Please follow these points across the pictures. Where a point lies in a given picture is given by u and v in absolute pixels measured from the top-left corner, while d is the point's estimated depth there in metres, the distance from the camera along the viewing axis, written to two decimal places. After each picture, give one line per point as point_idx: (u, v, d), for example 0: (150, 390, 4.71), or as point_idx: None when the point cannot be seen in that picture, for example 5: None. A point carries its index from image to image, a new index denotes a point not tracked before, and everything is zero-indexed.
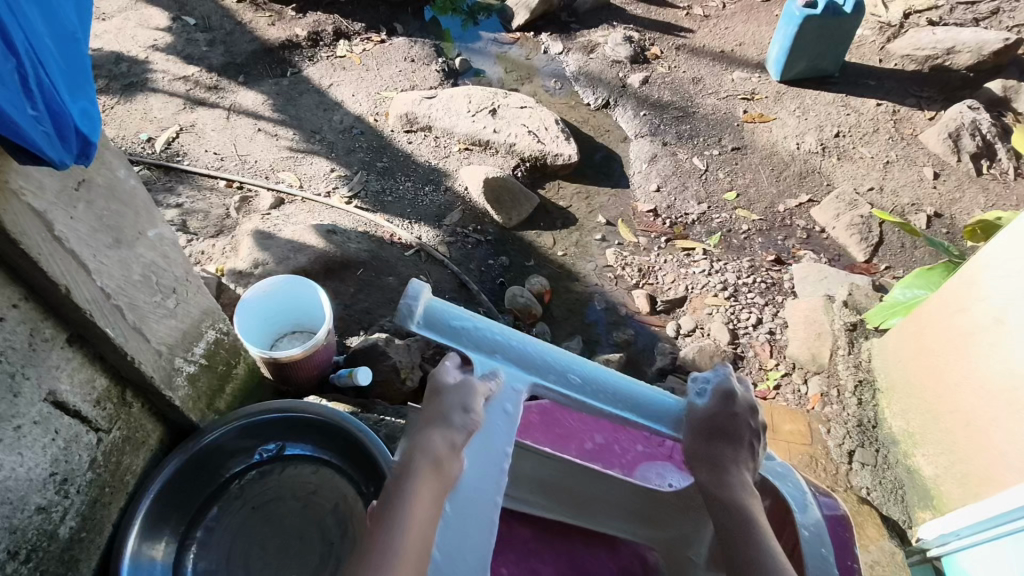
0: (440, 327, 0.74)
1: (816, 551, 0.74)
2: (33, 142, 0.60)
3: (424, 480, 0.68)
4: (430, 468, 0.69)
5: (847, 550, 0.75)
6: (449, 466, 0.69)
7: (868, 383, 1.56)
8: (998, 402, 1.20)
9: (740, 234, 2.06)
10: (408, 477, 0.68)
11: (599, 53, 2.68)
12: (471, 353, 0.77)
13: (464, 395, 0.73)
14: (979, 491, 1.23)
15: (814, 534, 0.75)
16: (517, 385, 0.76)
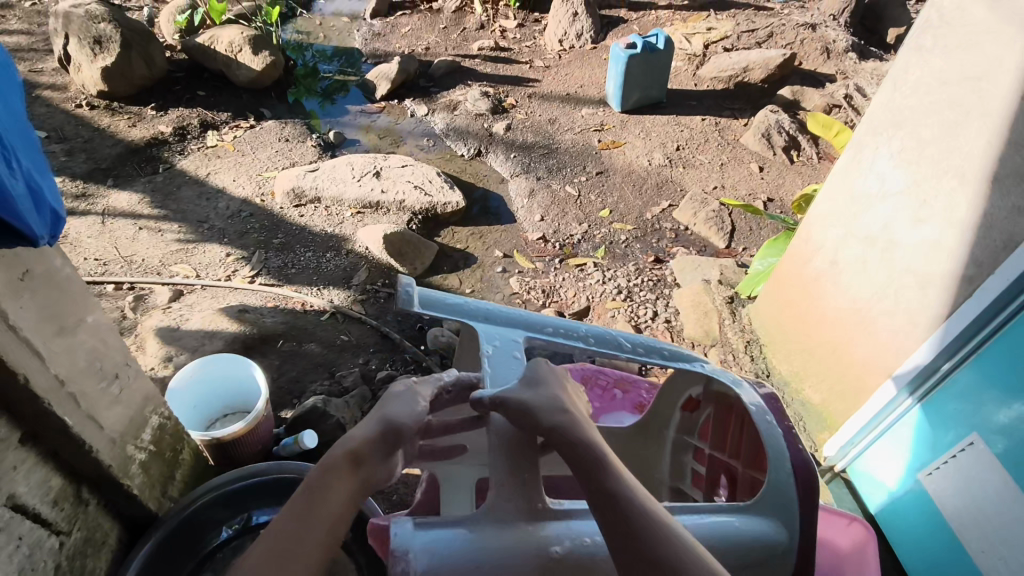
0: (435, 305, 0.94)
1: (764, 419, 0.91)
2: (23, 220, 0.66)
3: (342, 474, 0.78)
4: (352, 460, 0.80)
5: (782, 412, 0.92)
6: (368, 464, 0.81)
7: (754, 342, 1.82)
8: (851, 326, 1.47)
9: (621, 243, 2.32)
10: (330, 468, 0.78)
11: (462, 109, 2.93)
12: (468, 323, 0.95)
13: (405, 403, 0.89)
14: (857, 400, 1.48)
15: (759, 408, 0.92)
16: (513, 337, 0.95)
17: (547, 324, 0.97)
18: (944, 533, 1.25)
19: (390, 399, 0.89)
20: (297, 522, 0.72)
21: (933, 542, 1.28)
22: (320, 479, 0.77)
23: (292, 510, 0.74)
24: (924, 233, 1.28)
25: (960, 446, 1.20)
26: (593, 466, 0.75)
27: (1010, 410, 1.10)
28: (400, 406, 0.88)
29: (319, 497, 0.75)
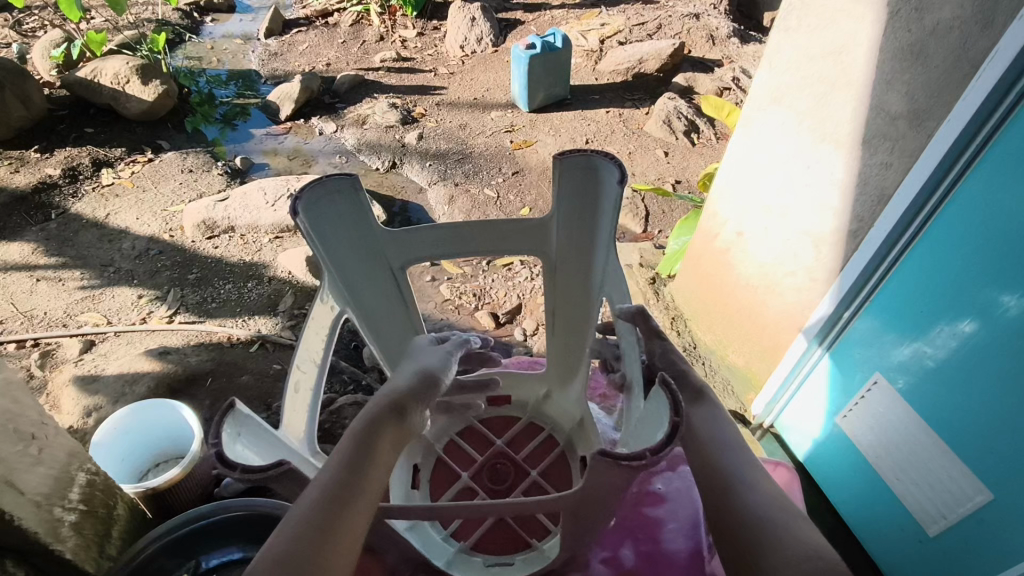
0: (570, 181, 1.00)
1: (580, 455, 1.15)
2: None
3: (388, 427, 0.80)
4: (393, 413, 0.82)
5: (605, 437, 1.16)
6: (406, 416, 0.83)
7: (679, 317, 1.91)
8: (762, 290, 1.58)
9: None
10: (375, 423, 0.79)
11: (371, 123, 2.91)
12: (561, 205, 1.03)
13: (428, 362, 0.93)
14: (775, 357, 1.59)
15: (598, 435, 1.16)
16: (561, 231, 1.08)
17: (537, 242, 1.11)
18: (865, 467, 1.38)
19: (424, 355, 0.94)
20: (357, 464, 0.74)
21: (856, 477, 1.41)
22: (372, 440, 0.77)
23: (344, 469, 0.72)
24: (812, 195, 1.39)
25: (866, 387, 1.33)
26: (717, 421, 0.86)
27: (901, 347, 1.23)
28: (434, 363, 0.92)
29: (369, 450, 0.76)
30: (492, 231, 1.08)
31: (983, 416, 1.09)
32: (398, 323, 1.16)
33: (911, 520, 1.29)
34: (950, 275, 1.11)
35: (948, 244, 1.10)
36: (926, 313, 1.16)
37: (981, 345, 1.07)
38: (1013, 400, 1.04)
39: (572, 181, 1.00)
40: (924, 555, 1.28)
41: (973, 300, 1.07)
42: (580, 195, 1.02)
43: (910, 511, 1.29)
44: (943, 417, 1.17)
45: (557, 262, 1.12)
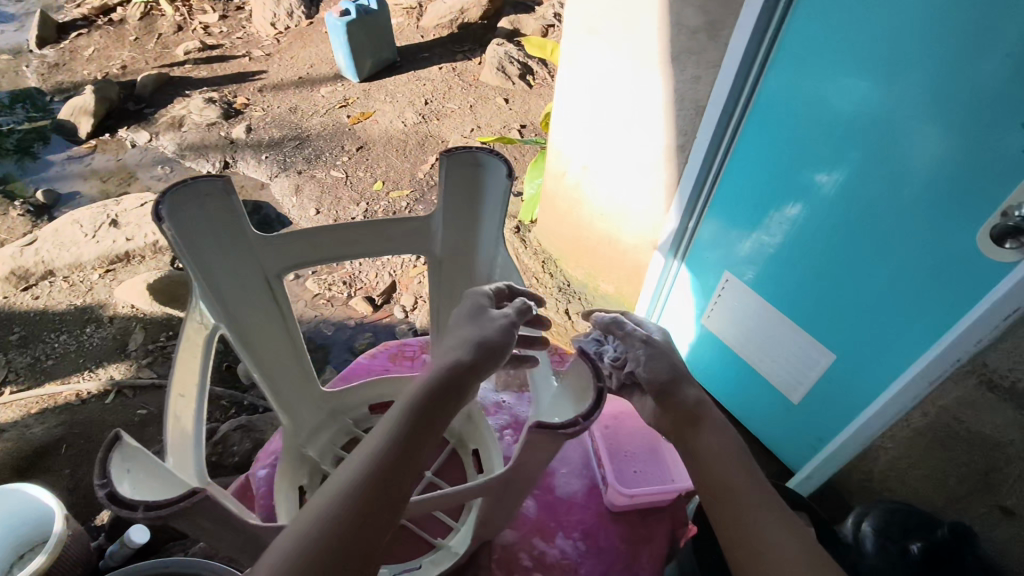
0: (454, 177, 0.82)
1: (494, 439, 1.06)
2: None
3: (446, 408, 0.67)
4: (450, 394, 0.67)
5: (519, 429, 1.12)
6: (464, 391, 0.69)
7: (548, 260, 1.96)
8: (613, 218, 1.64)
9: (405, 209, 2.31)
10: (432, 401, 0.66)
11: (189, 123, 2.64)
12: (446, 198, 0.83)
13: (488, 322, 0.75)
14: (638, 279, 1.68)
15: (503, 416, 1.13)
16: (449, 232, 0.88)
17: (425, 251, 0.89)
18: (735, 358, 1.51)
19: (488, 318, 0.74)
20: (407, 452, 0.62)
21: (729, 368, 1.54)
22: (415, 434, 0.63)
23: (376, 479, 0.60)
24: (637, 118, 1.45)
25: (720, 286, 1.44)
26: (723, 454, 0.78)
27: (743, 240, 1.33)
28: (493, 325, 0.74)
29: (424, 435, 0.64)
30: (375, 231, 0.84)
31: (818, 287, 1.22)
32: (281, 359, 0.89)
33: (778, 394, 1.44)
34: (772, 169, 1.20)
35: (765, 139, 1.19)
36: (758, 206, 1.26)
37: (808, 224, 1.18)
38: (871, 277, 1.12)
39: (460, 182, 0.82)
40: (792, 422, 1.44)
41: (795, 185, 1.17)
42: (468, 190, 0.83)
43: (776, 387, 1.43)
44: (790, 299, 1.29)
45: (442, 262, 0.92)
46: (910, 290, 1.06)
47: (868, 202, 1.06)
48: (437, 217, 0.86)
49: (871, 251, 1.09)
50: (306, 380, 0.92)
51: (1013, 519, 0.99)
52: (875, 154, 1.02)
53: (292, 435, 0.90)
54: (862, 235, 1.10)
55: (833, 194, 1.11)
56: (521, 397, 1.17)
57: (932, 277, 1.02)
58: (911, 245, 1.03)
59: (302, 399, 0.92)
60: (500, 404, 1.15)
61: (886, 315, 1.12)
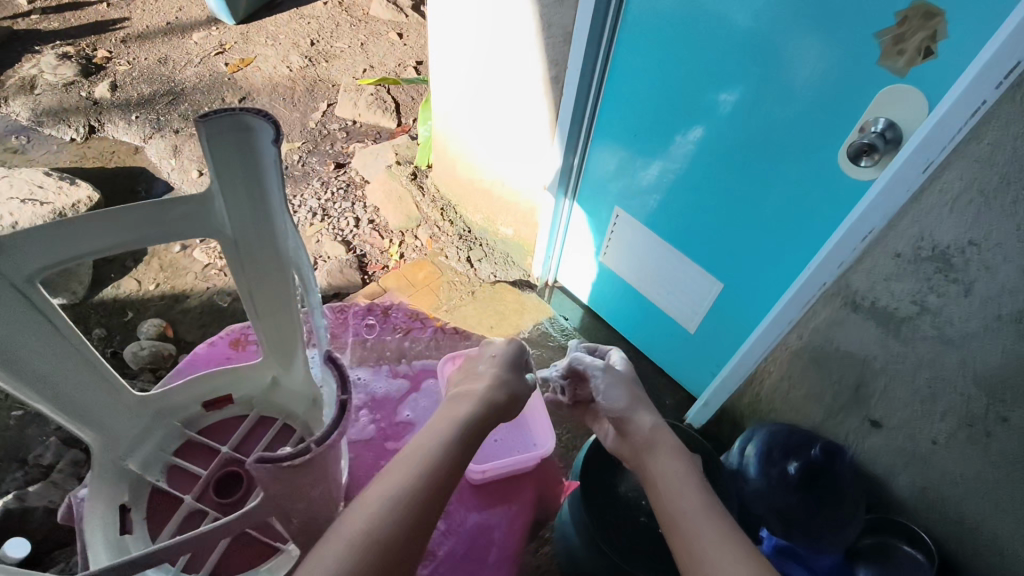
0: (217, 144, 0.53)
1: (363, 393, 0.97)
2: None
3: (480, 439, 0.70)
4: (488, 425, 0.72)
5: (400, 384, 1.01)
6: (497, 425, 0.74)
7: (447, 206, 1.90)
8: (502, 155, 1.55)
9: (297, 163, 2.15)
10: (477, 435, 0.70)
11: (42, 84, 2.33)
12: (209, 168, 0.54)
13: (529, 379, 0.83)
14: (533, 219, 1.61)
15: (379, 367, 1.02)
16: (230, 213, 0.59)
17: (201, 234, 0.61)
18: (635, 293, 1.49)
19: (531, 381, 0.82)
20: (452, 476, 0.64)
21: (631, 304, 1.53)
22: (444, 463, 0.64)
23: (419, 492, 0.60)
24: (509, 45, 1.32)
25: (613, 220, 1.41)
26: (672, 469, 0.76)
27: (631, 173, 1.29)
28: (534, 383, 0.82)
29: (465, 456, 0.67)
30: (140, 214, 0.57)
31: (704, 217, 1.20)
32: (68, 381, 0.64)
33: (676, 325, 1.44)
34: (651, 94, 1.14)
35: (640, 63, 1.12)
36: (641, 135, 1.21)
37: (690, 151, 1.14)
38: (754, 205, 1.09)
39: (228, 148, 0.53)
40: (689, 350, 1.45)
41: (674, 111, 1.12)
42: (246, 161, 0.55)
43: (673, 317, 1.43)
44: (683, 230, 1.27)
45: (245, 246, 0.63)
46: (787, 215, 1.05)
47: (745, 126, 1.02)
48: (210, 190, 0.57)
49: (750, 177, 1.07)
50: (110, 391, 0.70)
51: (880, 429, 1.01)
52: (749, 75, 0.96)
53: (104, 455, 0.69)
54: (740, 160, 1.06)
55: (712, 119, 1.06)
56: (380, 370, 0.86)
57: (812, 201, 1.00)
58: (785, 170, 1.00)
59: (114, 417, 0.70)
60: (353, 381, 0.84)
61: (772, 242, 1.10)
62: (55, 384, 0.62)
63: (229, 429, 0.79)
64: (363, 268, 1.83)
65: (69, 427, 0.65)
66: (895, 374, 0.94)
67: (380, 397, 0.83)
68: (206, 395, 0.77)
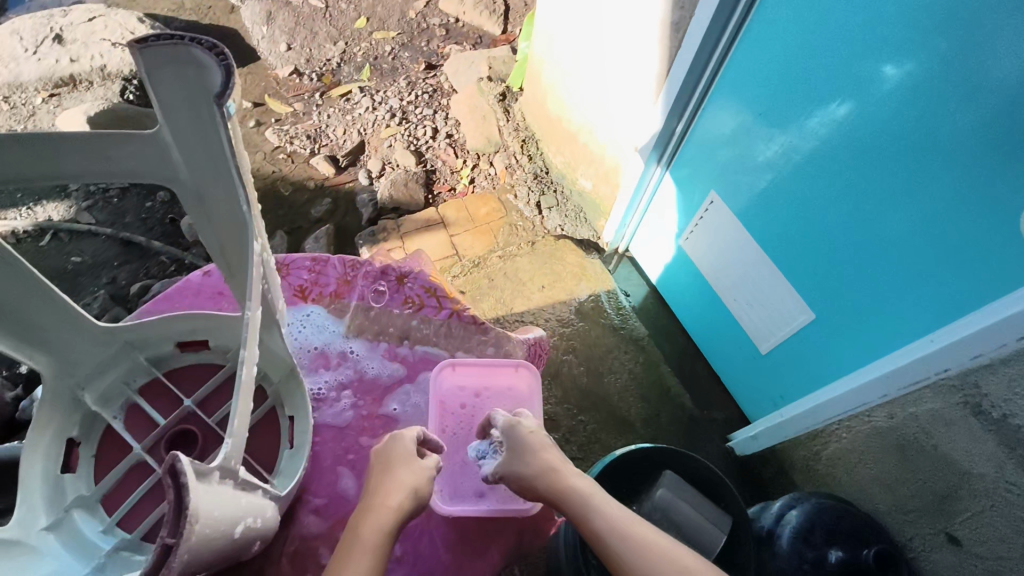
0: (161, 78, 0.44)
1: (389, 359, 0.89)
2: None
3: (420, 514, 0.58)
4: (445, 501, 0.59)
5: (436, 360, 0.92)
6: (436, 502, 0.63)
7: (530, 139, 1.71)
8: (595, 100, 1.35)
9: (388, 56, 2.00)
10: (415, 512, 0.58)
11: None
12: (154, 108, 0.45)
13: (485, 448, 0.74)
14: (616, 179, 1.41)
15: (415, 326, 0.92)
16: (188, 161, 0.50)
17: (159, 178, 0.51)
18: (710, 291, 1.29)
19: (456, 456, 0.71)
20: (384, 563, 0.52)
21: (701, 300, 1.34)
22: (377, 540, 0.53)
23: None
24: None
25: (705, 205, 1.20)
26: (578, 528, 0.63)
27: (746, 147, 1.06)
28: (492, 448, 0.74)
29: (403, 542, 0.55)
30: (82, 146, 0.48)
31: (817, 232, 0.98)
32: (12, 301, 0.57)
33: (746, 339, 1.24)
34: (795, 65, 0.90)
35: (795, 22, 0.87)
36: (771, 112, 0.98)
37: (827, 148, 0.91)
38: (883, 236, 0.87)
39: (170, 87, 0.45)
40: (753, 370, 1.26)
41: (822, 92, 0.88)
42: (194, 107, 0.45)
43: (745, 329, 1.23)
44: (784, 240, 1.05)
45: (208, 203, 0.52)
46: (927, 263, 0.83)
47: (909, 136, 0.79)
48: (162, 131, 0.48)
49: (895, 201, 0.84)
50: (70, 316, 0.62)
51: (958, 550, 0.81)
52: (940, 70, 0.72)
53: (57, 377, 0.62)
54: (887, 177, 0.84)
55: (869, 116, 0.83)
56: (377, 348, 0.80)
57: (963, 253, 0.78)
58: (950, 204, 0.77)
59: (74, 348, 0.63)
60: (344, 353, 0.79)
61: (891, 286, 0.89)
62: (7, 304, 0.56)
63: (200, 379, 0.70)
64: (429, 186, 1.69)
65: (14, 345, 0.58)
66: (1002, 502, 0.74)
67: (369, 378, 0.78)
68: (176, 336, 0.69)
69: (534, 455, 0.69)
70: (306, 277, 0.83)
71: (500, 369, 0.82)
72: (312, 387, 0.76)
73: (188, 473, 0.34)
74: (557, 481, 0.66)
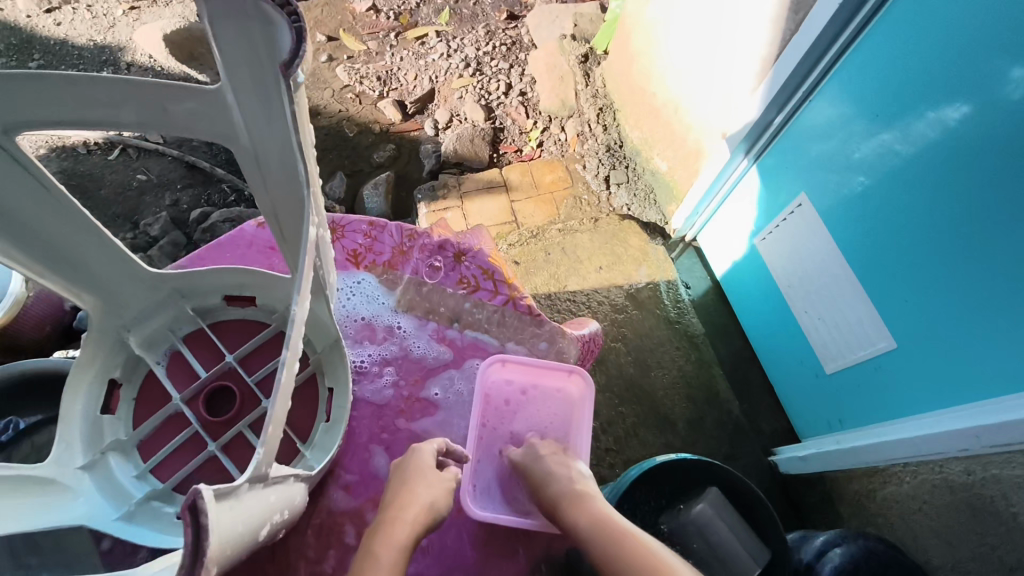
0: (229, 32, 0.40)
1: None
2: None
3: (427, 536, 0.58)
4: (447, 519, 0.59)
5: None
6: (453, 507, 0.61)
7: (608, 108, 1.61)
8: (686, 77, 1.24)
9: (469, 0, 1.90)
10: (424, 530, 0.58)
11: None
12: (217, 62, 0.41)
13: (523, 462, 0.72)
14: (695, 165, 1.32)
15: None
16: (249, 123, 0.46)
17: (219, 136, 0.48)
18: (779, 299, 1.21)
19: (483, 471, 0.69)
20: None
21: (768, 309, 1.25)
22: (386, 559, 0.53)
23: None
24: None
25: (791, 208, 1.10)
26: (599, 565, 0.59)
27: (847, 150, 0.95)
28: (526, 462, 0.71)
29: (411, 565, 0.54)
30: (141, 93, 0.44)
31: (915, 256, 0.88)
32: (67, 241, 0.55)
33: (812, 355, 1.16)
34: (929, 67, 0.79)
35: (936, 17, 0.76)
36: (889, 118, 0.87)
37: (948, 166, 0.80)
38: (1000, 271, 0.77)
39: (234, 44, 0.41)
40: (814, 388, 1.18)
41: (955, 101, 0.77)
42: (257, 66, 0.41)
43: (812, 345, 1.15)
44: (875, 260, 0.95)
45: (264, 165, 0.49)
46: None
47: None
48: (225, 88, 0.44)
49: (1023, 237, 0.74)
50: (122, 261, 0.60)
51: None
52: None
53: (104, 318, 0.61)
54: (1018, 208, 0.73)
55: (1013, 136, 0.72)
56: (425, 328, 0.77)
57: None
58: None
59: (124, 291, 0.61)
60: (391, 328, 0.76)
61: (994, 327, 0.80)
62: (56, 245, 0.54)
63: (243, 334, 0.67)
64: (495, 145, 1.62)
65: (63, 285, 0.56)
66: None
67: (414, 358, 0.75)
68: (225, 287, 0.66)
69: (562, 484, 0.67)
70: (361, 241, 0.80)
71: (553, 372, 0.78)
72: (355, 360, 0.74)
73: (209, 511, 0.30)
74: (575, 512, 0.64)
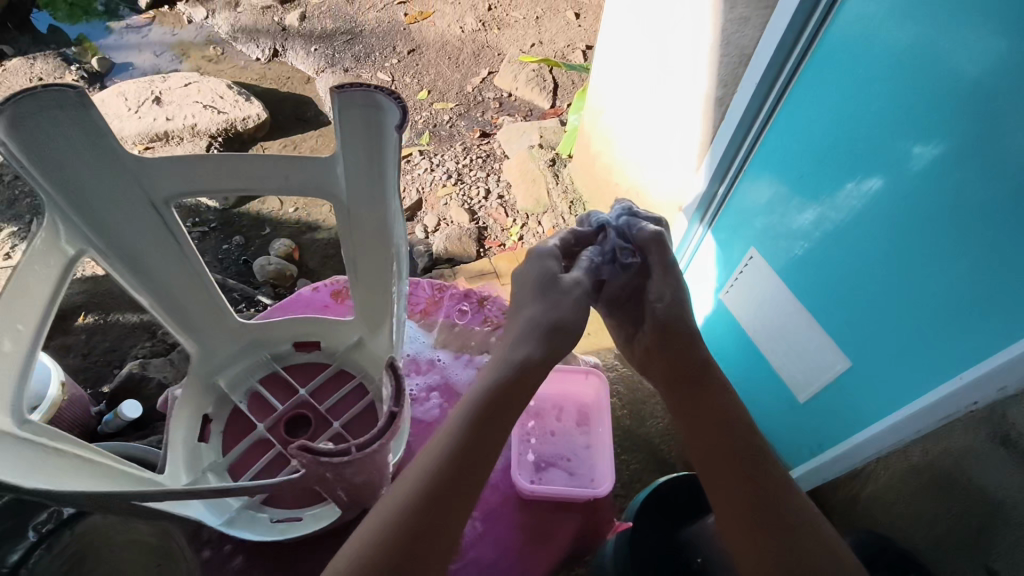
0: (352, 114, 0.73)
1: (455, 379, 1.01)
2: None
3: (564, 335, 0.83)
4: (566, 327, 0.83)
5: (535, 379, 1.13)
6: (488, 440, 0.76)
7: (577, 201, 1.85)
8: (640, 166, 1.49)
9: (446, 124, 2.20)
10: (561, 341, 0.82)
11: (246, 4, 2.55)
12: (340, 137, 0.74)
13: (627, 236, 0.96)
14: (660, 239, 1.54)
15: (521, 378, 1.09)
16: (343, 178, 0.78)
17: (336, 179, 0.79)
18: (747, 342, 1.37)
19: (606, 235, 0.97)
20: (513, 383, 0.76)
21: (741, 355, 1.41)
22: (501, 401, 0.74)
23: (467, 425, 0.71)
24: (670, 59, 1.27)
25: (745, 261, 1.29)
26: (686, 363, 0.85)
27: (781, 215, 1.16)
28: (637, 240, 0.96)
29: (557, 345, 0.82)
30: (278, 164, 0.77)
31: (839, 290, 1.07)
32: (179, 283, 0.87)
33: (786, 391, 1.29)
34: (822, 143, 1.03)
35: (823, 106, 1.00)
36: (802, 187, 1.09)
37: (851, 217, 1.01)
38: (899, 294, 0.95)
39: (352, 123, 0.73)
40: (793, 421, 1.30)
41: (846, 170, 1.00)
42: (366, 138, 0.74)
43: (783, 380, 1.29)
44: (815, 300, 1.13)
45: (349, 212, 0.81)
46: (935, 321, 0.90)
47: (918, 206, 0.89)
48: (338, 156, 0.77)
49: (904, 262, 0.93)
50: (217, 307, 0.91)
51: None
52: (952, 145, 0.82)
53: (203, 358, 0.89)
54: (900, 241, 0.93)
55: (890, 193, 0.93)
56: (460, 359, 0.94)
57: (968, 307, 0.85)
58: (960, 263, 0.85)
59: (213, 325, 0.91)
60: (433, 361, 0.93)
61: (904, 342, 0.96)
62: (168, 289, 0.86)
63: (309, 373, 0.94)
64: (480, 242, 1.83)
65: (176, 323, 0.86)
66: None
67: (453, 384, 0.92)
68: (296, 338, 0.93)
69: (678, 310, 0.88)
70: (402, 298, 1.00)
71: (575, 376, 1.11)
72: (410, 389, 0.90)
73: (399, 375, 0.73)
74: (673, 310, 0.88)
